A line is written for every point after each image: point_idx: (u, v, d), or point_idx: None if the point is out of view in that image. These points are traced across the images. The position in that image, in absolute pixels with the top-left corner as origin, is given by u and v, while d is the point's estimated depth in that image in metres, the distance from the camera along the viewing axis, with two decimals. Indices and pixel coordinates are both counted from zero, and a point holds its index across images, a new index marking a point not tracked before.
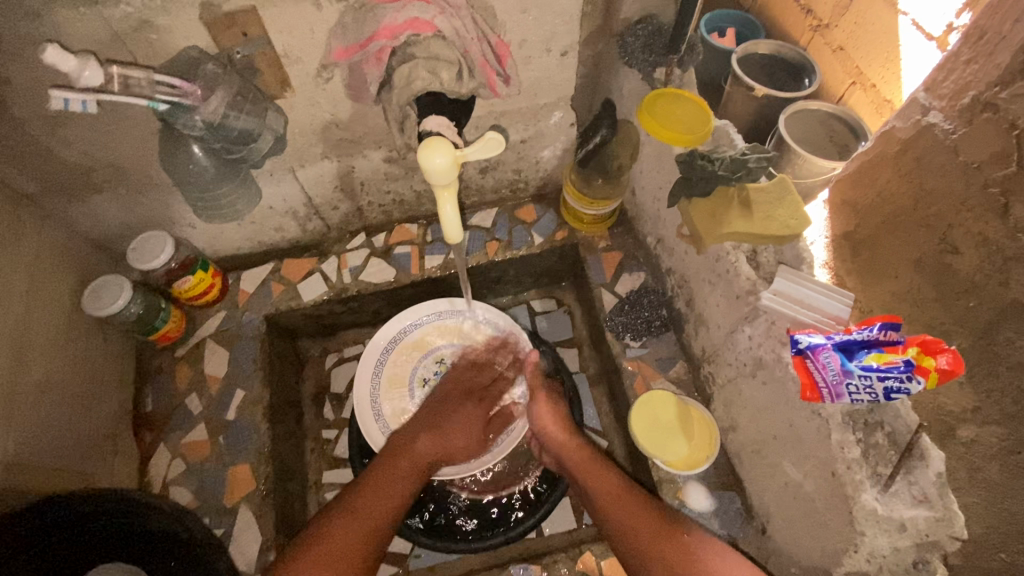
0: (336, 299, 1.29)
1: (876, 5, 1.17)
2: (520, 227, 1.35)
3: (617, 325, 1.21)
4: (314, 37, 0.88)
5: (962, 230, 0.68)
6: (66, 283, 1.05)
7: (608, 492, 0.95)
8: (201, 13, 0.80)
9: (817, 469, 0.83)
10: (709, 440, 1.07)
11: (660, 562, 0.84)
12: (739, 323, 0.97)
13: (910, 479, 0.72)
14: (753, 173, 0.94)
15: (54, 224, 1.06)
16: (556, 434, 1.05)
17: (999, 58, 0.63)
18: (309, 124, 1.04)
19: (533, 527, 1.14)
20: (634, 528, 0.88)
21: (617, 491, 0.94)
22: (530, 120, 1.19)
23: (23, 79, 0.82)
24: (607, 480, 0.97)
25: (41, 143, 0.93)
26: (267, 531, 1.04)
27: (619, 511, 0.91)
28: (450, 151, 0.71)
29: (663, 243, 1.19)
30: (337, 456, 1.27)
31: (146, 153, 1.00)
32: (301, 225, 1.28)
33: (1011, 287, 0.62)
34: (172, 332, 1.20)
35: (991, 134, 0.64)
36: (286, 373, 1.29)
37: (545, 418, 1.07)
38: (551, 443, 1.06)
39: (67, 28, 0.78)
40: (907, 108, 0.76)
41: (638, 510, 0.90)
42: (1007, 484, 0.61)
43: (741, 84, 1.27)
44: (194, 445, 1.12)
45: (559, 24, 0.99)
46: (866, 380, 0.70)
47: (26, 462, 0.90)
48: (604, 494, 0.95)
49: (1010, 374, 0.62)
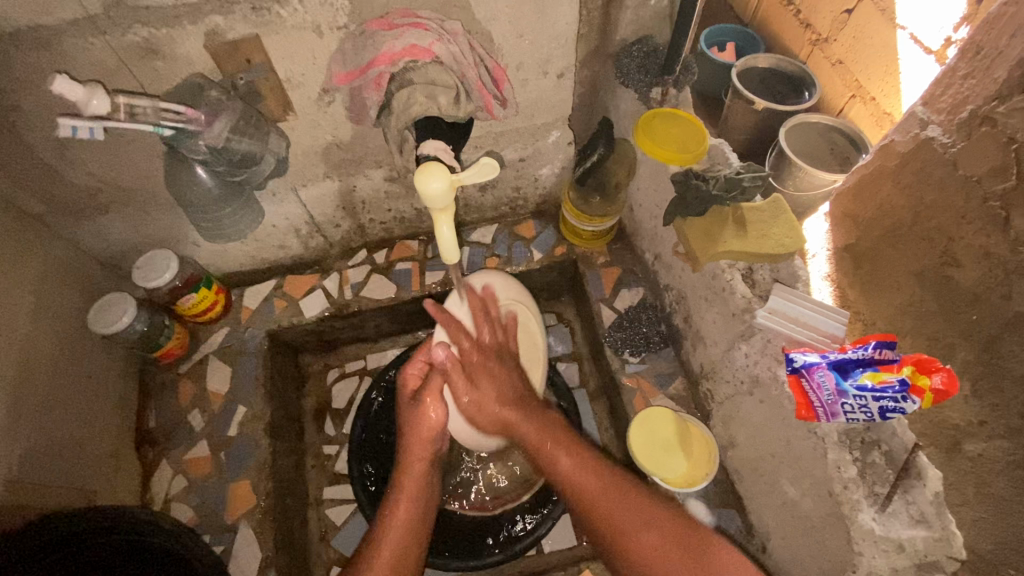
0: (337, 315, 1.30)
1: (875, 20, 1.21)
2: (520, 243, 1.37)
3: (615, 341, 1.21)
4: (316, 62, 0.90)
5: (963, 243, 0.70)
6: (72, 302, 1.07)
7: (570, 473, 0.80)
8: (205, 42, 0.83)
9: (813, 488, 0.82)
10: (708, 458, 1.05)
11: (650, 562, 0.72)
12: (735, 341, 0.96)
13: (908, 498, 0.72)
14: (747, 192, 0.95)
15: (61, 243, 1.08)
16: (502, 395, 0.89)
17: (996, 73, 0.66)
18: (311, 146, 1.06)
19: (532, 545, 1.12)
20: (604, 514, 0.77)
21: (576, 468, 0.81)
22: (528, 140, 1.21)
23: (32, 106, 0.85)
24: (564, 464, 0.81)
25: (48, 165, 0.95)
26: (267, 548, 1.05)
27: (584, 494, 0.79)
28: (446, 176, 0.71)
29: (661, 259, 1.20)
30: (338, 472, 1.27)
31: (151, 175, 1.02)
32: (303, 243, 1.29)
33: (1014, 300, 0.63)
34: (176, 349, 1.21)
35: (990, 146, 0.66)
36: (287, 388, 1.30)
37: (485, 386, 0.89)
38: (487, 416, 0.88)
39: (74, 57, 0.80)
40: (906, 122, 0.79)
41: (609, 492, 0.78)
42: (1017, 500, 0.60)
43: (741, 98, 1.29)
44: (195, 461, 1.13)
45: (555, 47, 1.01)
46: (861, 400, 0.70)
47: (31, 480, 0.91)
48: (566, 470, 0.81)
49: (1014, 389, 0.62)
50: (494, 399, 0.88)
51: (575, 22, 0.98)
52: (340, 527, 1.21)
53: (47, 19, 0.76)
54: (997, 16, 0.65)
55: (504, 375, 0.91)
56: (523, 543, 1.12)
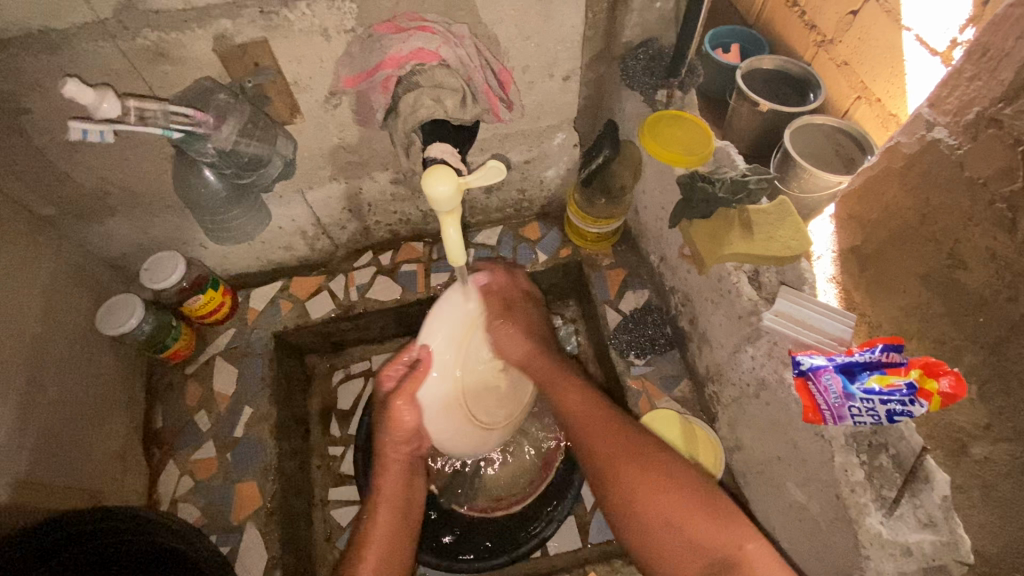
0: (342, 316, 1.30)
1: (880, 21, 1.20)
2: (525, 244, 1.37)
3: (620, 343, 1.21)
4: (323, 65, 0.91)
5: (969, 244, 0.70)
6: (81, 303, 1.08)
7: (573, 402, 0.90)
8: (214, 46, 0.83)
9: (821, 492, 0.82)
10: (714, 459, 1.05)
11: (629, 482, 0.77)
12: (741, 344, 0.96)
13: (916, 502, 0.72)
14: (753, 195, 0.95)
15: (70, 245, 1.09)
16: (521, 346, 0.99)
17: (1002, 75, 0.66)
18: (318, 148, 1.07)
19: (537, 547, 1.12)
20: (594, 429, 0.85)
21: (579, 396, 0.91)
22: (533, 142, 1.22)
23: (43, 109, 0.86)
24: (572, 396, 0.91)
25: (58, 169, 0.96)
26: (274, 549, 1.05)
27: (582, 415, 0.88)
28: (453, 179, 0.69)
29: (666, 261, 1.19)
30: (343, 474, 1.26)
31: (159, 177, 1.03)
32: (309, 244, 1.30)
33: (1020, 302, 0.64)
34: (183, 350, 1.22)
35: (997, 148, 0.66)
36: (293, 389, 1.31)
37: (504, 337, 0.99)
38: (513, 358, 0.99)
39: (84, 61, 0.81)
40: (912, 124, 0.79)
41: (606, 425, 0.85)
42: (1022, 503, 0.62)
43: (745, 100, 1.29)
44: (202, 462, 1.14)
45: (560, 50, 1.02)
46: (869, 403, 0.71)
47: (40, 481, 0.92)
48: (569, 397, 0.91)
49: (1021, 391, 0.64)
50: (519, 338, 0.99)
51: (581, 25, 0.98)
52: (344, 528, 1.20)
53: (58, 24, 0.76)
54: (1003, 19, 0.65)
55: (525, 325, 1.01)
56: (527, 545, 1.11)
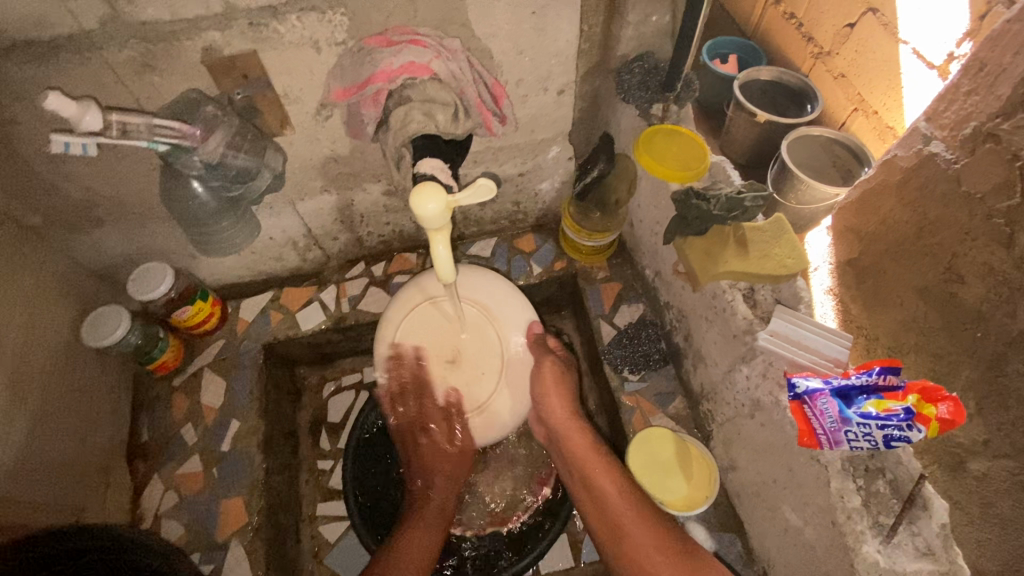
0: (334, 328, 1.29)
1: (877, 34, 1.20)
2: (519, 257, 1.36)
3: (615, 358, 1.19)
4: (313, 78, 0.90)
5: (966, 259, 0.69)
6: (66, 314, 1.06)
7: (612, 498, 0.92)
8: (202, 57, 0.82)
9: (816, 517, 0.80)
10: (707, 479, 1.02)
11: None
12: (736, 363, 0.95)
13: (914, 530, 0.71)
14: (749, 212, 0.92)
15: (57, 256, 1.07)
16: (560, 415, 0.97)
17: (999, 90, 0.65)
18: (309, 160, 1.05)
19: (530, 565, 1.10)
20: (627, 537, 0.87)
21: (617, 495, 0.92)
22: (528, 155, 1.21)
23: (27, 119, 0.84)
24: (607, 485, 0.93)
25: (43, 179, 0.95)
26: (258, 567, 1.03)
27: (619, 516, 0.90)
28: (442, 197, 0.67)
29: (661, 276, 1.18)
30: (332, 488, 1.25)
31: (147, 189, 1.01)
32: (301, 255, 1.29)
33: (1019, 318, 0.63)
34: (171, 361, 1.20)
35: (994, 164, 0.65)
36: (282, 402, 1.28)
37: (554, 400, 0.96)
38: (549, 417, 0.98)
39: (68, 73, 0.79)
40: (909, 137, 0.78)
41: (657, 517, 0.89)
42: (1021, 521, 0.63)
43: (742, 111, 1.28)
44: (187, 477, 1.12)
45: (555, 64, 1.01)
46: (865, 428, 0.69)
47: (20, 499, 0.89)
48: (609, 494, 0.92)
49: (1019, 408, 0.64)
50: (566, 415, 0.98)
51: (575, 39, 0.98)
52: (333, 544, 1.18)
53: (43, 35, 0.75)
54: (1001, 35, 0.64)
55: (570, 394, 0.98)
56: (523, 561, 1.10)
